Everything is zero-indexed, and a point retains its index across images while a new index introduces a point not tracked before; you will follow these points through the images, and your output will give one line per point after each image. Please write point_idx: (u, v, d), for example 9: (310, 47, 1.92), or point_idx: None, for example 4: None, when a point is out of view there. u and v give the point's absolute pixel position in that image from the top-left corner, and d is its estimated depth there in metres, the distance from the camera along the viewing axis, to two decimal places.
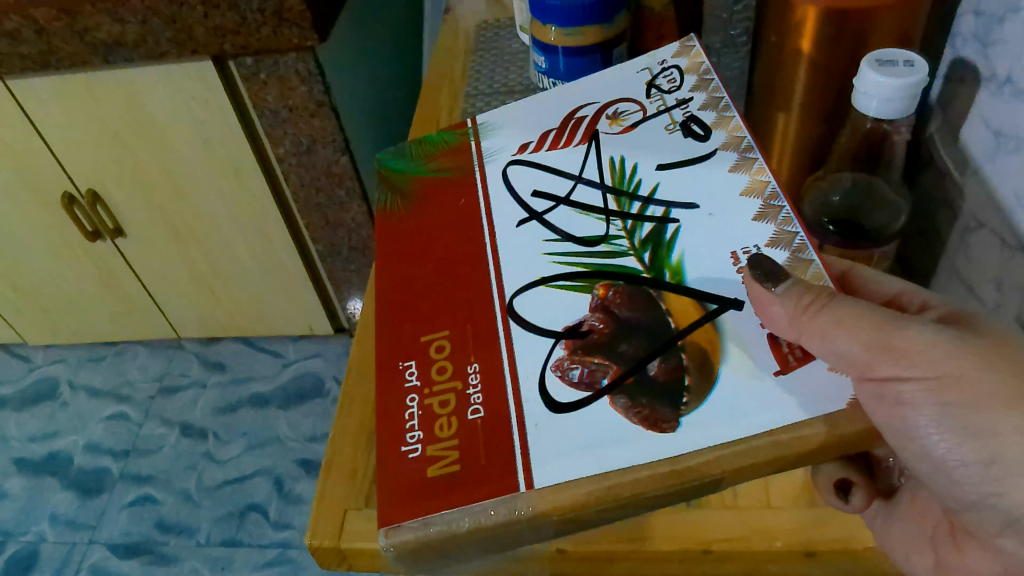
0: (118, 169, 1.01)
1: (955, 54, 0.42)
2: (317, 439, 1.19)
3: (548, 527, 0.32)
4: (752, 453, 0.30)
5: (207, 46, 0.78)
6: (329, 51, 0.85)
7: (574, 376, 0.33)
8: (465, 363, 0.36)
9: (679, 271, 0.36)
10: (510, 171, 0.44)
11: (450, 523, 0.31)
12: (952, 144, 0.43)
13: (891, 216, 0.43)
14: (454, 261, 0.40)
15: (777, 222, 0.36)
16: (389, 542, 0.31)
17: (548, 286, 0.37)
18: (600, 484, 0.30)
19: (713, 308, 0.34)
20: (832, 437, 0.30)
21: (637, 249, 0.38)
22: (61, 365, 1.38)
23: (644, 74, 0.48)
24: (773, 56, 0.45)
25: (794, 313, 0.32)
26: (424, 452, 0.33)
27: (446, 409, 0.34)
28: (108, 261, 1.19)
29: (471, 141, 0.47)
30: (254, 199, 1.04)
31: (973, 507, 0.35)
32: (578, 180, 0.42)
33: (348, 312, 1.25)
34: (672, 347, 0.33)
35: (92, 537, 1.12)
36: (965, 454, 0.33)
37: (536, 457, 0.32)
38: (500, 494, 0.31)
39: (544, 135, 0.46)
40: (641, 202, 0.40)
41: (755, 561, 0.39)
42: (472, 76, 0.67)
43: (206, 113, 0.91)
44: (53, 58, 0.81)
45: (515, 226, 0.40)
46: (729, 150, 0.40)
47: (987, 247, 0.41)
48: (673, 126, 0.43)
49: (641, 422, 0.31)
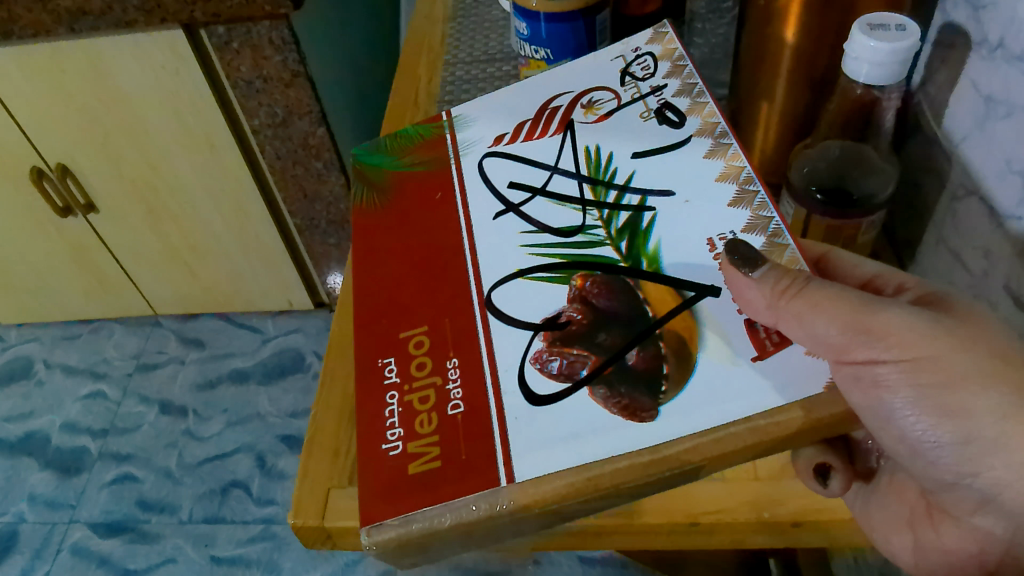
0: (86, 141, 0.99)
1: (944, 19, 0.41)
2: (298, 414, 1.19)
3: (530, 520, 0.31)
4: (730, 440, 0.30)
5: (177, 14, 0.76)
6: (304, 21, 0.83)
7: (552, 367, 0.33)
8: (444, 359, 0.35)
9: (656, 259, 0.36)
10: (486, 164, 0.43)
11: (432, 520, 0.30)
12: (940, 112, 0.42)
13: (881, 184, 0.42)
14: (430, 253, 0.40)
15: (753, 207, 0.36)
16: (372, 540, 0.31)
17: (525, 278, 0.36)
18: (580, 475, 0.30)
19: (690, 295, 0.34)
20: (810, 421, 0.30)
21: (614, 238, 0.37)
22: (35, 344, 1.35)
23: (617, 62, 0.47)
24: (761, 26, 0.44)
25: (771, 297, 0.31)
26: (404, 449, 0.33)
27: (426, 405, 0.34)
28: (80, 236, 1.16)
29: (447, 133, 0.46)
30: (227, 171, 1.01)
31: (948, 487, 0.35)
32: (554, 170, 0.41)
33: (326, 286, 1.23)
34: (651, 336, 0.33)
35: (72, 516, 1.10)
36: (941, 436, 0.33)
37: (516, 449, 0.31)
38: (480, 489, 0.31)
39: (520, 125, 0.45)
40: (617, 191, 0.39)
41: (742, 532, 0.39)
42: (451, 44, 0.65)
43: (176, 83, 0.88)
44: (15, 27, 0.78)
45: (492, 218, 0.40)
46: (703, 136, 0.40)
47: (975, 215, 0.40)
48: (649, 114, 0.43)
49: (620, 411, 0.31)
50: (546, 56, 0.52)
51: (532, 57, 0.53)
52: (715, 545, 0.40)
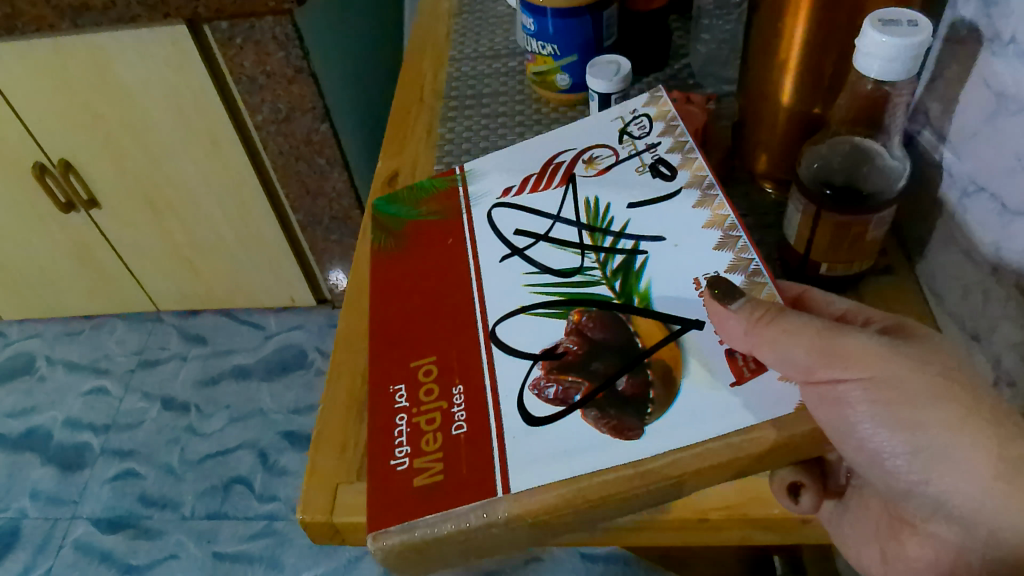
0: (88, 136, 0.98)
1: (955, 15, 0.41)
2: (301, 411, 1.19)
3: (523, 535, 0.32)
4: (709, 454, 0.31)
5: (180, 10, 0.76)
6: (308, 16, 0.82)
7: (549, 393, 0.34)
8: (449, 385, 0.36)
9: (647, 297, 0.37)
10: (495, 214, 0.43)
11: (433, 527, 0.31)
12: (950, 111, 0.42)
13: (890, 179, 0.42)
14: (438, 284, 0.40)
15: (735, 250, 0.37)
16: (377, 545, 0.31)
17: (528, 314, 0.37)
18: (570, 487, 0.31)
19: (676, 328, 0.35)
20: (782, 439, 0.31)
21: (609, 278, 0.38)
22: (36, 341, 1.35)
23: (616, 123, 0.47)
24: (771, 21, 0.43)
25: (749, 325, 0.32)
26: (411, 464, 0.33)
27: (432, 426, 0.34)
28: (82, 232, 1.16)
29: (460, 186, 0.46)
30: (229, 166, 1.01)
31: (903, 496, 0.32)
32: (556, 219, 0.42)
33: (330, 283, 1.24)
34: (639, 363, 0.34)
35: (74, 512, 1.10)
36: (898, 445, 0.30)
37: (512, 463, 0.32)
38: (478, 500, 0.31)
39: (526, 178, 0.45)
40: (612, 236, 0.40)
41: (751, 528, 0.38)
42: (457, 39, 0.65)
43: (178, 79, 0.88)
44: (18, 22, 0.77)
45: (498, 261, 0.40)
46: (692, 187, 0.41)
47: (985, 212, 0.40)
48: (643, 168, 0.43)
49: (609, 430, 0.32)
50: (553, 52, 0.52)
51: (537, 54, 0.53)
52: (723, 539, 0.39)
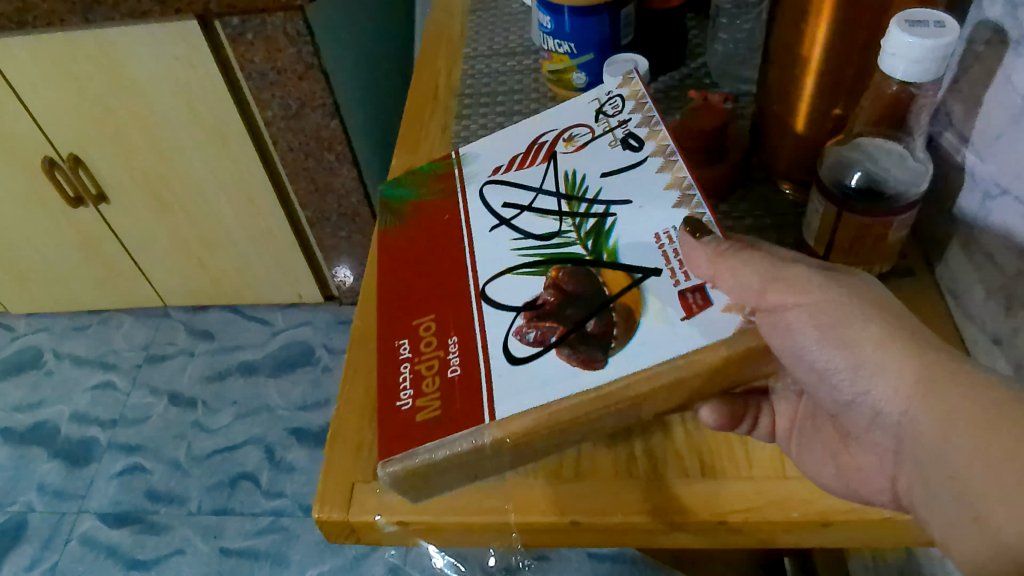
0: (98, 131, 0.98)
1: (980, 16, 0.41)
2: (308, 408, 1.19)
3: (506, 454, 0.33)
4: (658, 376, 0.32)
5: (191, 5, 0.75)
6: (318, 11, 0.82)
7: (529, 337, 0.34)
8: (445, 335, 0.36)
9: (614, 253, 0.37)
10: (487, 190, 0.43)
11: (432, 452, 0.32)
12: (973, 112, 0.42)
13: (911, 182, 0.41)
14: (436, 248, 0.41)
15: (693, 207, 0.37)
16: (388, 470, 0.33)
17: (514, 274, 0.37)
18: (542, 412, 0.32)
19: (638, 276, 0.35)
20: (730, 355, 0.32)
21: (582, 238, 0.38)
22: (44, 334, 1.35)
23: (592, 104, 0.46)
24: (795, 21, 0.43)
25: (712, 253, 0.34)
26: (414, 402, 0.34)
27: (431, 370, 0.35)
28: (90, 227, 1.16)
29: (454, 168, 0.45)
30: (237, 162, 1.00)
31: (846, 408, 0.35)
32: (538, 191, 0.41)
33: (337, 279, 1.24)
34: (605, 307, 0.34)
35: (81, 506, 1.11)
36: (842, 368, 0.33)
37: (499, 392, 0.33)
38: (467, 427, 0.32)
39: (511, 160, 0.44)
40: (587, 203, 0.40)
41: (770, 532, 0.38)
42: (470, 37, 0.65)
43: (188, 74, 0.88)
44: (30, 16, 0.77)
45: (488, 231, 0.40)
46: (657, 154, 0.41)
47: (1009, 214, 0.40)
48: (615, 142, 0.43)
49: (577, 362, 0.33)
50: (569, 50, 0.51)
51: (554, 52, 0.53)
52: (739, 543, 0.39)
